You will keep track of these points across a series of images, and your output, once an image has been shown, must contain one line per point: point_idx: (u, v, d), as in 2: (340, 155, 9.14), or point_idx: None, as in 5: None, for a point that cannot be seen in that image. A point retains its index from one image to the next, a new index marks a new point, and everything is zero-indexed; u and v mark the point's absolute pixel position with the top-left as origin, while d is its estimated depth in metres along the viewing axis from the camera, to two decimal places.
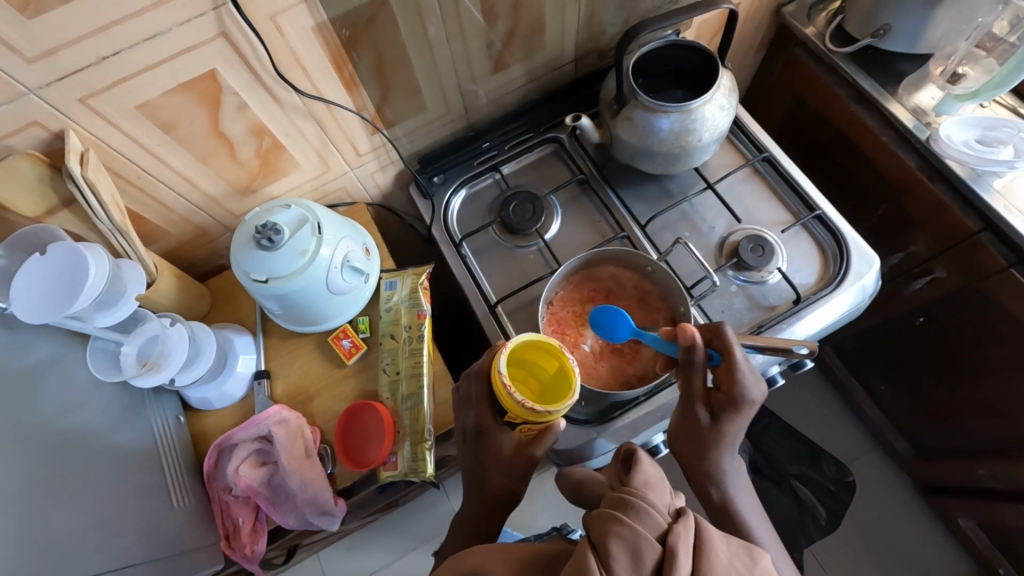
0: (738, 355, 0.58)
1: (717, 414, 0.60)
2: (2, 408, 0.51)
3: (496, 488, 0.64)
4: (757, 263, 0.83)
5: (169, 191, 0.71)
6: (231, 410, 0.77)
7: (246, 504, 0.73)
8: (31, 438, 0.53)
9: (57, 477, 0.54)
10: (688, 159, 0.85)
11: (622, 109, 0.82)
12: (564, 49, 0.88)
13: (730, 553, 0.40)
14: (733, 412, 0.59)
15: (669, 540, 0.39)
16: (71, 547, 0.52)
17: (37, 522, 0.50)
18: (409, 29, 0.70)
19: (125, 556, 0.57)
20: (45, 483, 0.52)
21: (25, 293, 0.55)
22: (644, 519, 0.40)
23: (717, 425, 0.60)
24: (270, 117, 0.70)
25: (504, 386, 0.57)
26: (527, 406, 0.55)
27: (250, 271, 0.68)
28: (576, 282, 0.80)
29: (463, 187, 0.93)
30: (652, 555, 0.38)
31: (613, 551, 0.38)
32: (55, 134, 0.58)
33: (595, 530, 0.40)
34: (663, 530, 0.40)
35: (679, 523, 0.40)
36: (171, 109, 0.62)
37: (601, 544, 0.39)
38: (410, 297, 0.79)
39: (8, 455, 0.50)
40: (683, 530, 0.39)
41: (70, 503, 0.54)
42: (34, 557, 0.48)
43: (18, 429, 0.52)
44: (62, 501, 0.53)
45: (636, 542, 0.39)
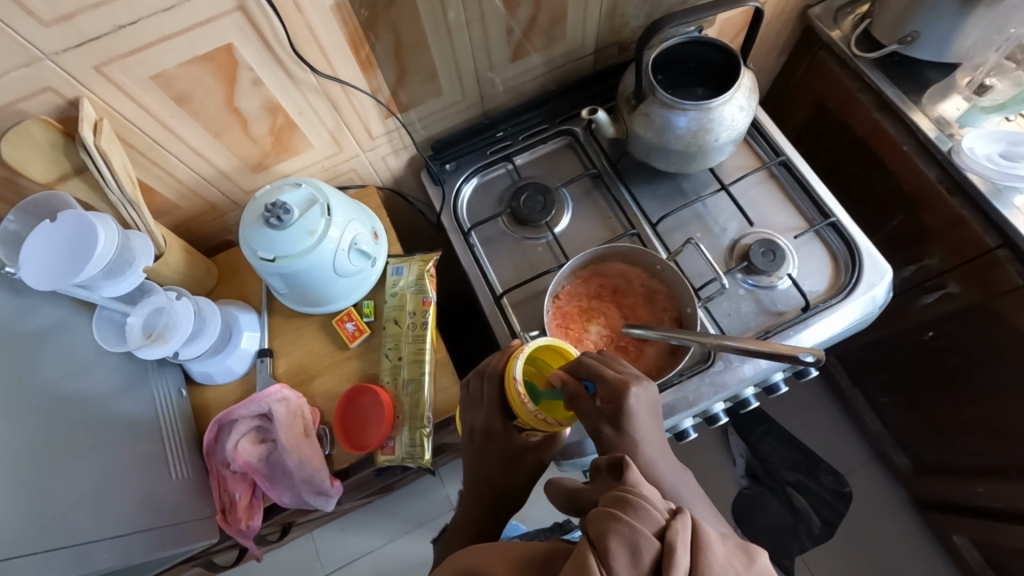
0: (599, 366, 0.57)
1: (616, 424, 0.53)
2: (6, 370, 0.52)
3: (494, 481, 0.64)
4: (768, 267, 0.82)
5: (180, 163, 0.71)
6: (232, 386, 0.78)
7: (243, 480, 0.73)
8: (35, 401, 0.54)
9: (56, 442, 0.54)
10: (703, 159, 0.84)
11: (639, 104, 0.81)
12: (584, 41, 0.87)
13: (728, 552, 0.40)
14: (625, 413, 0.53)
15: (668, 536, 0.39)
16: (70, 511, 0.52)
17: (37, 486, 0.50)
18: (429, 11, 0.69)
19: (121, 525, 0.57)
20: (46, 448, 0.53)
21: (34, 260, 0.55)
22: (642, 516, 0.40)
23: (618, 435, 0.53)
24: (285, 95, 0.69)
25: (517, 394, 0.59)
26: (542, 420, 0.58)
27: (257, 249, 0.68)
28: (584, 277, 0.79)
29: (474, 175, 0.93)
30: (651, 551, 0.38)
31: (614, 549, 0.38)
32: (69, 101, 0.57)
33: (594, 527, 0.40)
34: (662, 526, 0.40)
35: (677, 519, 0.40)
36: (186, 81, 0.61)
37: (600, 542, 0.39)
38: (416, 283, 0.79)
39: (10, 418, 0.50)
40: (682, 527, 0.39)
41: (72, 470, 0.54)
42: (31, 519, 0.49)
43: (23, 391, 0.53)
44: (63, 467, 0.54)
45: (635, 539, 0.39)
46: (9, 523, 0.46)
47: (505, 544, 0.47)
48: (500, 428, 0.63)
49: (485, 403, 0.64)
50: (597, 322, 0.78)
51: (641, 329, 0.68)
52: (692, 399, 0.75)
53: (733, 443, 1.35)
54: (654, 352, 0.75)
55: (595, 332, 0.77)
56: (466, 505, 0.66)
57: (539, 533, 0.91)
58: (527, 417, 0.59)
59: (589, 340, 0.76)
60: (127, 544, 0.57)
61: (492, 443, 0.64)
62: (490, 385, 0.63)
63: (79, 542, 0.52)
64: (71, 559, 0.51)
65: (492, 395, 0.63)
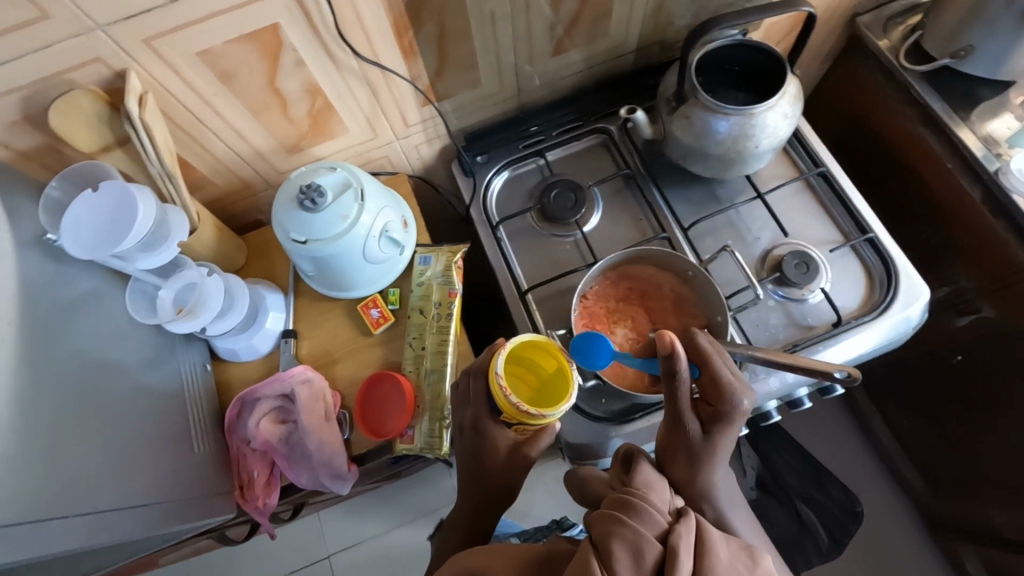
0: (715, 359, 0.58)
1: (711, 423, 0.57)
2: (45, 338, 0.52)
3: (490, 480, 0.63)
4: (800, 280, 0.81)
5: (218, 140, 0.71)
6: (256, 364, 0.79)
7: (262, 459, 0.74)
8: (73, 369, 0.54)
9: (88, 416, 0.54)
10: (741, 166, 0.83)
11: (680, 106, 0.80)
12: (628, 38, 0.85)
13: (730, 556, 0.43)
14: (725, 416, 0.57)
15: (671, 540, 0.42)
16: (100, 480, 0.53)
17: (70, 455, 0.51)
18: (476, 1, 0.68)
19: (147, 496, 0.58)
20: (79, 420, 0.53)
21: (75, 228, 0.55)
22: (647, 522, 0.43)
23: (710, 434, 0.57)
24: (326, 78, 0.69)
25: (499, 387, 0.58)
26: (523, 409, 0.56)
27: (290, 231, 0.68)
28: (612, 279, 0.76)
29: (506, 169, 0.92)
30: (653, 554, 0.41)
31: (619, 555, 0.41)
32: (116, 72, 0.57)
33: (598, 531, 0.43)
34: (664, 531, 0.43)
35: (680, 524, 0.43)
36: (232, 58, 0.61)
37: (603, 545, 0.42)
38: (444, 274, 0.78)
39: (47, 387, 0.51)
40: (684, 532, 0.42)
41: (103, 439, 0.55)
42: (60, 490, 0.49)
43: (58, 359, 0.53)
44: (95, 436, 0.54)
45: (638, 543, 0.41)
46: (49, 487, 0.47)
47: (510, 546, 0.49)
48: (488, 424, 0.62)
49: (472, 399, 0.63)
50: (624, 324, 0.75)
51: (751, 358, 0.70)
52: None
53: (745, 453, 1.29)
54: None
55: (623, 337, 0.74)
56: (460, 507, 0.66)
57: (537, 532, 0.91)
58: (512, 408, 0.58)
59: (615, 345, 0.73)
60: (153, 512, 0.58)
61: (483, 441, 0.63)
62: (478, 381, 0.63)
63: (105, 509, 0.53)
64: (95, 525, 0.51)
65: (478, 389, 0.63)
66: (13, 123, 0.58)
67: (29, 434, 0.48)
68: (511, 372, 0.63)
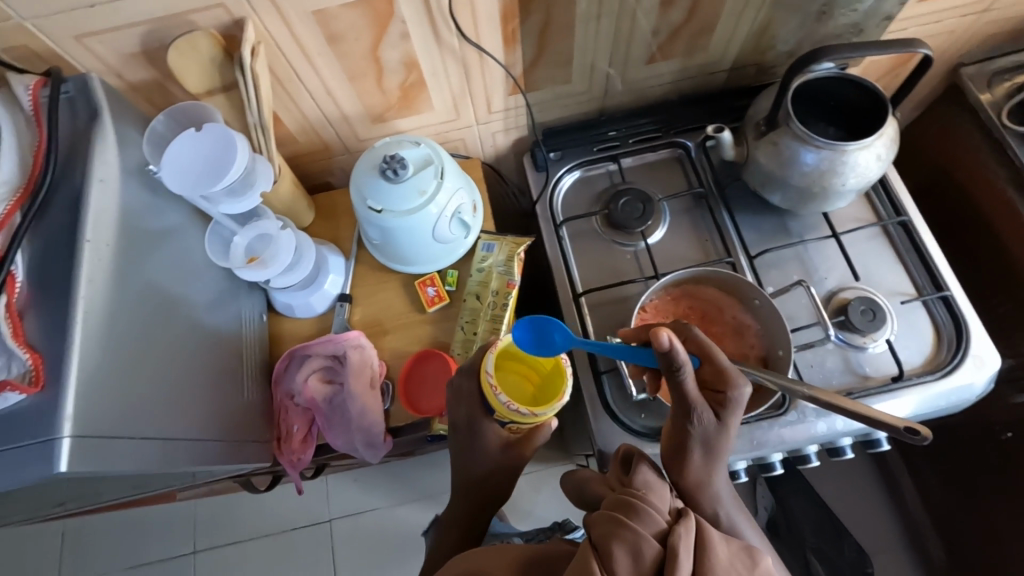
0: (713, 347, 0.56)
1: (719, 412, 0.55)
2: (145, 265, 0.54)
3: (480, 473, 0.68)
4: (863, 328, 0.79)
5: (311, 99, 0.72)
6: (309, 322, 0.80)
7: (303, 414, 0.75)
8: (165, 299, 0.56)
9: (174, 343, 0.57)
10: (822, 201, 0.81)
11: (769, 132, 0.78)
12: (725, 56, 0.84)
13: (730, 555, 0.42)
14: (731, 404, 0.54)
15: (670, 541, 0.41)
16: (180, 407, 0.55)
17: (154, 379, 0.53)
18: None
19: (209, 432, 0.60)
20: (168, 346, 0.55)
21: (175, 165, 0.57)
22: (647, 521, 0.43)
23: (719, 423, 0.54)
24: (425, 53, 0.69)
25: (489, 386, 0.61)
26: (512, 409, 0.60)
27: (368, 198, 0.69)
28: (674, 295, 0.75)
29: (577, 168, 0.92)
30: (652, 553, 0.40)
31: (619, 555, 0.40)
32: (234, 20, 0.58)
33: (598, 531, 0.42)
34: (664, 531, 0.42)
35: (680, 524, 0.42)
36: (343, 21, 0.62)
37: (602, 546, 0.41)
38: (505, 263, 0.78)
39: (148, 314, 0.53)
40: (683, 532, 0.41)
41: (184, 369, 0.57)
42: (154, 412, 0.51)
43: (153, 289, 0.55)
44: (178, 364, 0.56)
45: (638, 544, 0.40)
46: (135, 404, 0.48)
47: (509, 548, 0.49)
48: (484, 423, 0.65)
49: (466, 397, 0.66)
50: None
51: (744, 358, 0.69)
52: (752, 441, 0.76)
53: (760, 493, 1.27)
54: None
55: None
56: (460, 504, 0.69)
57: (539, 532, 0.90)
58: (502, 407, 0.61)
59: None
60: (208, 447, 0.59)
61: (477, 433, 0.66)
62: (467, 382, 0.65)
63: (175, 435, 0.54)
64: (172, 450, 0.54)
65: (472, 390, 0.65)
66: (130, 55, 0.60)
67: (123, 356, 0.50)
68: (510, 368, 0.66)
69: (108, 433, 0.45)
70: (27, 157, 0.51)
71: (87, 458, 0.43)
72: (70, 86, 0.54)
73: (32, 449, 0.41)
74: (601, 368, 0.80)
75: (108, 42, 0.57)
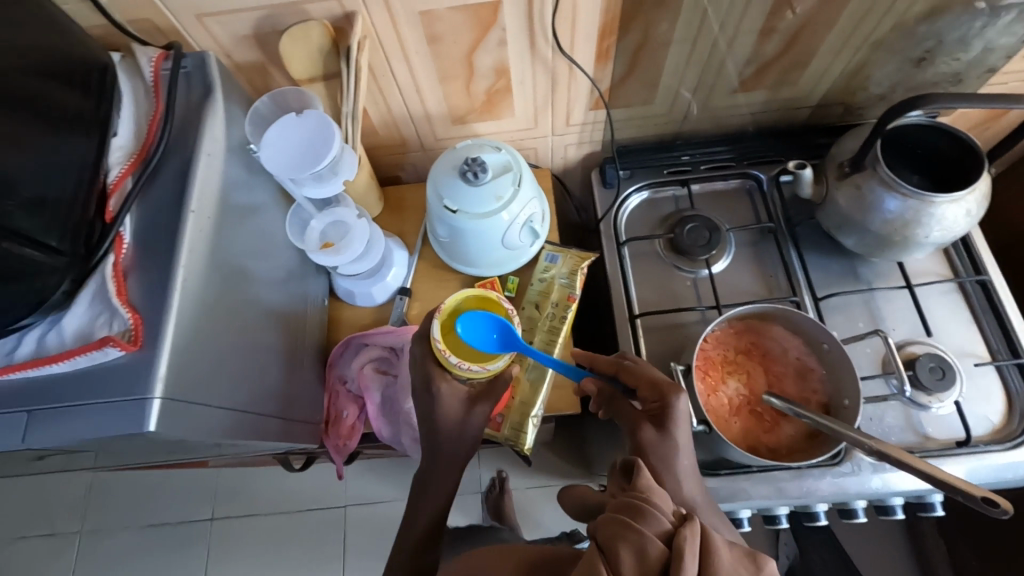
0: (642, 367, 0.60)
1: (659, 424, 0.56)
2: (235, 241, 0.56)
3: (447, 450, 0.66)
4: (930, 386, 0.75)
5: (400, 95, 0.74)
6: (367, 312, 0.81)
7: (353, 401, 0.77)
8: (248, 276, 0.58)
9: (252, 319, 0.58)
10: (900, 250, 0.78)
11: (853, 174, 0.76)
12: (814, 92, 0.82)
13: (735, 560, 0.36)
14: (668, 417, 0.55)
15: (675, 542, 0.35)
16: (250, 383, 0.57)
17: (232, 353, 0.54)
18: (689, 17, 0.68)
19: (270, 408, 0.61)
20: (247, 322, 0.57)
21: (273, 144, 0.59)
22: (650, 521, 0.37)
23: (660, 435, 0.55)
24: (518, 62, 0.70)
25: (440, 352, 0.64)
26: (465, 367, 0.64)
27: (445, 197, 0.70)
28: (737, 329, 0.74)
29: (646, 189, 0.91)
30: (657, 554, 0.35)
31: (625, 555, 0.35)
32: (346, 13, 0.60)
33: (602, 533, 0.37)
34: (668, 531, 0.36)
35: (684, 526, 0.36)
36: (447, 23, 0.63)
37: (608, 548, 0.36)
38: (568, 276, 0.78)
39: (234, 291, 0.55)
40: (689, 534, 0.35)
41: (257, 346, 0.59)
42: (229, 385, 0.53)
43: (239, 265, 0.56)
44: (252, 341, 0.58)
45: (642, 544, 0.35)
46: (214, 376, 0.50)
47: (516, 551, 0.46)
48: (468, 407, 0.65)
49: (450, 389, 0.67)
50: (736, 377, 0.73)
51: (779, 398, 0.69)
52: (802, 489, 0.74)
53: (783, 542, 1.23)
54: (791, 429, 0.69)
55: (732, 389, 0.72)
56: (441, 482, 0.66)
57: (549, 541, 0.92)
58: (453, 368, 0.64)
59: (723, 395, 0.71)
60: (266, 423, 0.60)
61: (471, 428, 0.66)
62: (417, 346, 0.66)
63: (241, 408, 0.55)
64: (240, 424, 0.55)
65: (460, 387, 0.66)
66: (242, 37, 0.62)
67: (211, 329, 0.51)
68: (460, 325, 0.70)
69: (187, 400, 0.46)
70: (142, 124, 0.53)
71: (169, 421, 0.44)
72: (188, 61, 0.56)
73: (122, 406, 0.43)
74: None
75: (225, 23, 0.60)
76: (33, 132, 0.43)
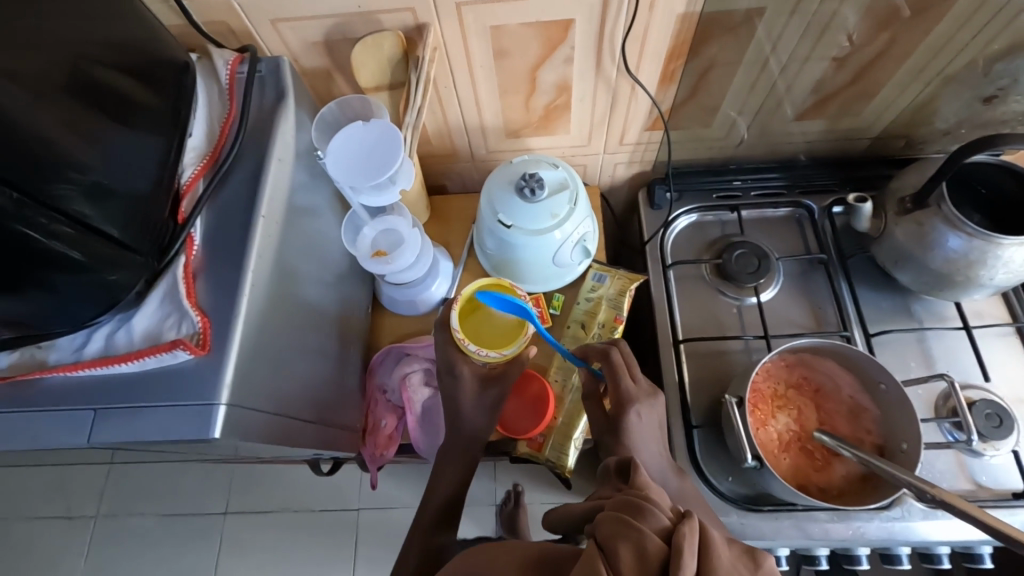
0: (615, 374, 0.62)
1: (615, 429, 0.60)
2: (297, 249, 0.55)
3: (467, 454, 0.68)
4: (986, 433, 0.73)
5: (458, 107, 0.74)
6: (410, 321, 0.81)
7: (392, 411, 0.77)
8: (306, 286, 0.57)
9: (306, 328, 0.57)
10: (958, 289, 0.76)
11: (915, 210, 0.74)
12: (877, 123, 0.82)
13: (734, 558, 0.35)
14: (623, 424, 0.59)
15: (674, 539, 0.34)
16: (303, 393, 0.56)
17: (289, 362, 0.53)
18: (759, 42, 0.69)
19: (318, 416, 0.61)
20: (303, 330, 0.56)
21: (338, 151, 0.60)
22: (650, 520, 0.36)
23: (616, 438, 0.60)
24: (581, 80, 0.69)
25: (459, 340, 0.66)
26: (482, 355, 0.65)
27: (500, 212, 0.69)
28: (789, 362, 0.72)
29: (695, 212, 0.90)
30: (658, 551, 0.33)
31: (624, 553, 0.34)
32: (418, 24, 0.60)
33: (603, 531, 0.36)
34: (667, 528, 0.35)
35: (683, 523, 0.35)
36: (516, 38, 0.63)
37: (609, 546, 0.35)
38: (615, 298, 0.77)
39: (293, 299, 0.54)
40: (689, 531, 0.34)
41: (310, 355, 0.58)
42: (285, 395, 0.52)
43: (299, 273, 0.56)
44: (306, 349, 0.57)
45: (641, 541, 0.34)
46: (273, 387, 0.49)
47: (521, 546, 0.45)
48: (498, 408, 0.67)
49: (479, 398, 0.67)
50: (786, 412, 0.72)
51: (829, 436, 0.67)
52: (850, 532, 0.71)
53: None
54: (843, 469, 0.68)
55: (782, 424, 0.71)
56: (453, 485, 0.67)
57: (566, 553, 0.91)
58: (470, 355, 0.65)
59: (773, 429, 0.70)
60: (314, 429, 0.60)
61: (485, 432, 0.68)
62: (439, 333, 0.68)
63: (296, 418, 0.55)
64: (294, 434, 0.54)
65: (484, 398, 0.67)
66: (312, 43, 0.62)
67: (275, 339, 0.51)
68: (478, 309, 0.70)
69: (249, 407, 0.45)
70: (215, 126, 0.53)
71: (233, 427, 0.43)
72: (263, 66, 0.57)
73: (189, 410, 0.42)
74: (693, 422, 0.78)
75: (297, 29, 0.60)
76: (120, 131, 0.43)
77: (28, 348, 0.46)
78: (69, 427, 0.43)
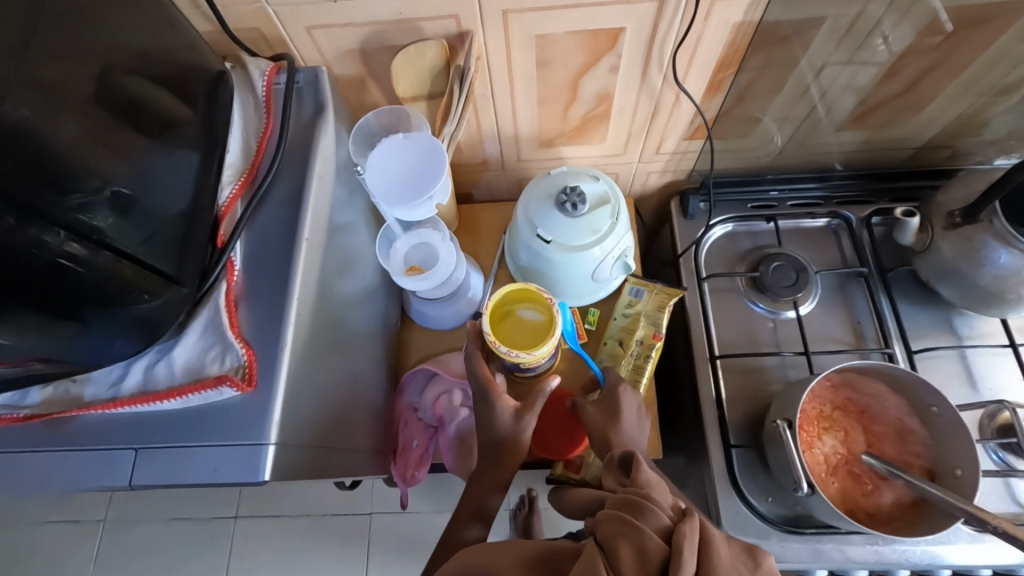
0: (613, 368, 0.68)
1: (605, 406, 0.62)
2: (336, 270, 0.53)
3: None
4: None
5: (493, 116, 0.71)
6: (439, 335, 0.78)
7: (424, 430, 0.74)
8: (344, 308, 0.55)
9: (345, 353, 0.55)
10: (1002, 307, 0.73)
11: (964, 224, 0.72)
12: (922, 132, 0.79)
13: (732, 556, 0.37)
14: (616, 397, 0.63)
15: (675, 539, 0.36)
16: (343, 420, 0.54)
17: (331, 391, 0.51)
18: (823, 45, 0.67)
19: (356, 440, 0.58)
20: (341, 355, 0.54)
21: (378, 167, 0.58)
22: (650, 518, 0.38)
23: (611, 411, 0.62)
24: (624, 89, 0.67)
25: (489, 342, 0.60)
26: (514, 355, 0.60)
27: (539, 227, 0.67)
28: (834, 382, 0.71)
29: (730, 222, 0.87)
30: (658, 550, 0.36)
31: (625, 553, 0.36)
32: (461, 32, 0.57)
33: (603, 530, 0.38)
34: (668, 529, 0.37)
35: (685, 523, 0.37)
36: (561, 48, 0.60)
37: (610, 546, 0.37)
38: (653, 314, 0.74)
39: (333, 324, 0.52)
40: (689, 531, 0.36)
41: (348, 381, 0.56)
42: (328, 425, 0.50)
43: (338, 296, 0.53)
44: (345, 376, 0.55)
45: (642, 541, 0.36)
46: (317, 419, 0.47)
47: (514, 542, 0.45)
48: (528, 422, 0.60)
49: None
50: (832, 434, 0.70)
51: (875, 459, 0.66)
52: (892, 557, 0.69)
53: None
54: (891, 495, 0.66)
55: (828, 446, 0.69)
56: None
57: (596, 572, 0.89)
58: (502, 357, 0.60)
59: (818, 453, 0.69)
60: (352, 455, 0.57)
61: None
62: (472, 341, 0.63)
63: (338, 447, 0.52)
64: (334, 464, 0.52)
65: None
66: (347, 51, 0.59)
67: (319, 368, 0.49)
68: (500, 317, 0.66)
69: (296, 442, 0.44)
70: (251, 141, 0.51)
71: (280, 467, 0.41)
72: (301, 76, 0.54)
73: (237, 452, 0.41)
74: (732, 441, 0.75)
75: (333, 36, 0.57)
76: (166, 159, 0.41)
77: (62, 382, 0.44)
78: (111, 468, 0.41)
